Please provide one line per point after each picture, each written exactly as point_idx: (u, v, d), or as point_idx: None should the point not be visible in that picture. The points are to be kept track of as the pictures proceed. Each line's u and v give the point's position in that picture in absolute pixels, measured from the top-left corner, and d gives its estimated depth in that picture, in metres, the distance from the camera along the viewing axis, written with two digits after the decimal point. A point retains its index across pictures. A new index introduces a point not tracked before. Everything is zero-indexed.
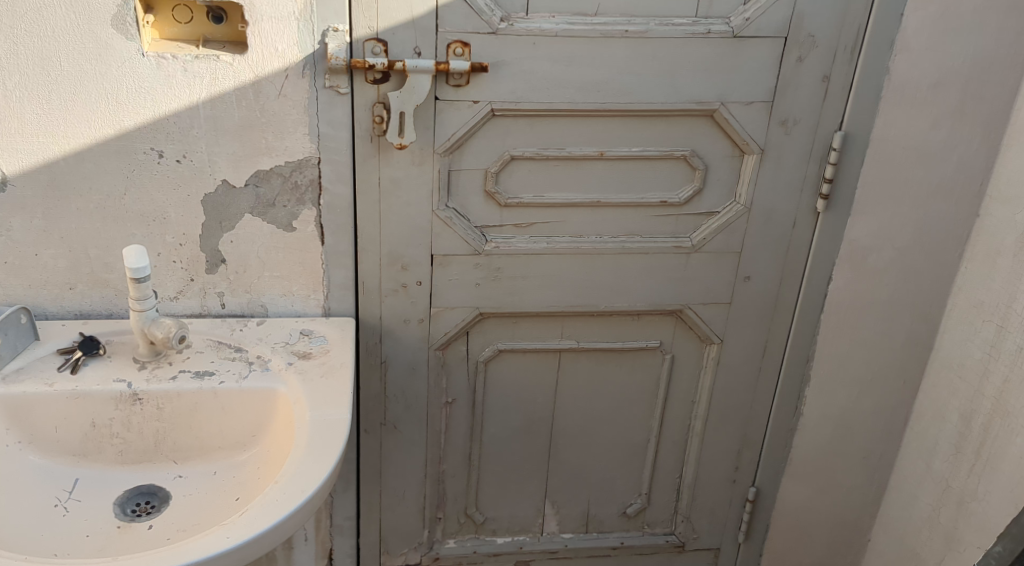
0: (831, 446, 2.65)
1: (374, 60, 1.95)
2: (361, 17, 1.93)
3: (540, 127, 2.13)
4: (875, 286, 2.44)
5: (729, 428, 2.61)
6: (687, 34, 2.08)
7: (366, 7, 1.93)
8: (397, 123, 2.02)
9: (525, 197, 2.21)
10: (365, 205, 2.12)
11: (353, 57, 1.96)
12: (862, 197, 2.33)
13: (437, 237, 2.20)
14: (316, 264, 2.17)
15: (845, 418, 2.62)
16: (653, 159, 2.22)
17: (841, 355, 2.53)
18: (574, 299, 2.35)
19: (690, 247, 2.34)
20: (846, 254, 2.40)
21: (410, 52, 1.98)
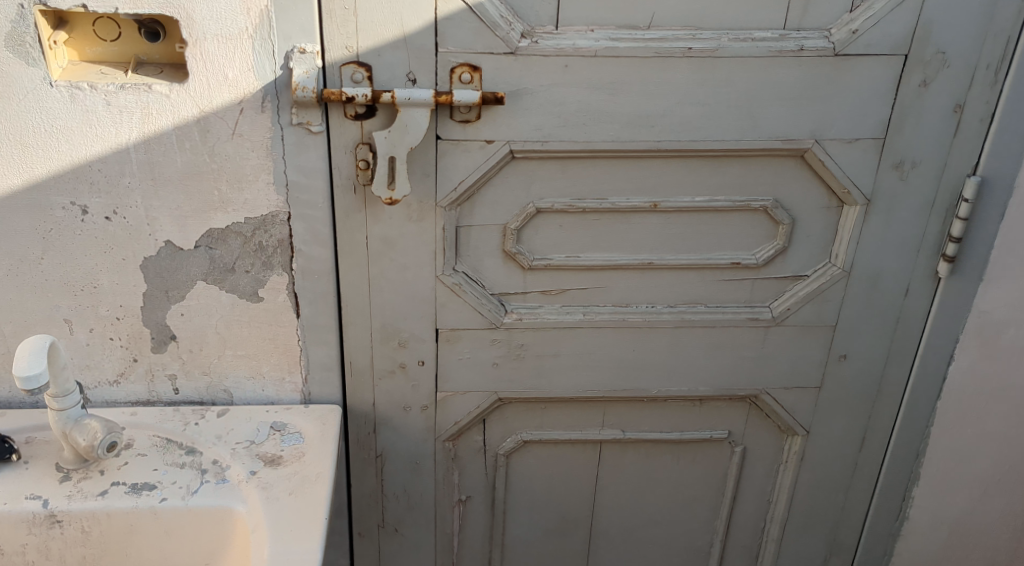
0: (943, 557, 2.11)
1: (350, 90, 1.47)
2: (336, 34, 1.47)
3: (574, 172, 1.65)
4: (1010, 368, 1.89)
5: (814, 533, 2.09)
6: (773, 52, 1.56)
7: (343, 21, 1.46)
8: (385, 170, 1.54)
9: (555, 258, 1.73)
10: (351, 268, 1.67)
11: (327, 87, 1.50)
12: (999, 259, 1.78)
13: (443, 307, 1.74)
14: (290, 340, 1.72)
15: (963, 525, 2.07)
16: (723, 211, 1.72)
17: (961, 450, 1.99)
18: (619, 382, 1.86)
19: (769, 320, 1.83)
20: (973, 329, 1.86)
21: (402, 78, 1.50)
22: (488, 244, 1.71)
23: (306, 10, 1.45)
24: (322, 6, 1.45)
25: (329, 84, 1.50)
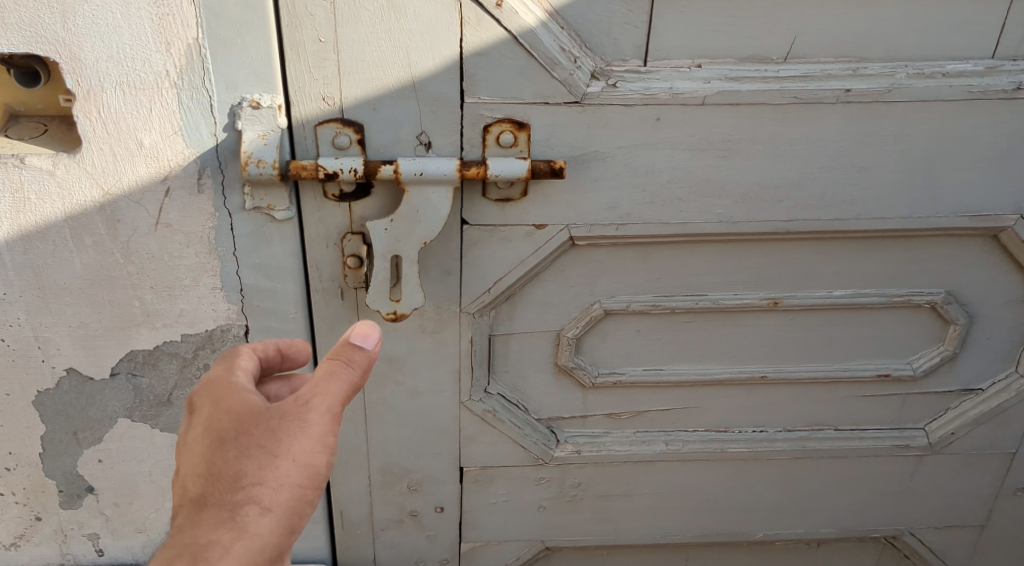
0: None
1: (329, 162, 0.97)
2: (307, 79, 0.95)
3: (662, 261, 1.13)
4: None
5: None
6: (973, 94, 1.04)
7: (318, 59, 0.94)
8: (385, 275, 1.01)
9: (629, 373, 1.21)
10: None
11: (297, 156, 0.98)
12: None
13: (470, 442, 1.23)
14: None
15: None
16: (872, 308, 1.20)
17: None
18: (711, 526, 1.36)
19: (924, 449, 1.32)
20: None
21: (411, 142, 0.99)
22: (534, 356, 1.18)
23: (260, 45, 0.93)
24: (284, 37, 0.93)
25: (299, 151, 0.98)
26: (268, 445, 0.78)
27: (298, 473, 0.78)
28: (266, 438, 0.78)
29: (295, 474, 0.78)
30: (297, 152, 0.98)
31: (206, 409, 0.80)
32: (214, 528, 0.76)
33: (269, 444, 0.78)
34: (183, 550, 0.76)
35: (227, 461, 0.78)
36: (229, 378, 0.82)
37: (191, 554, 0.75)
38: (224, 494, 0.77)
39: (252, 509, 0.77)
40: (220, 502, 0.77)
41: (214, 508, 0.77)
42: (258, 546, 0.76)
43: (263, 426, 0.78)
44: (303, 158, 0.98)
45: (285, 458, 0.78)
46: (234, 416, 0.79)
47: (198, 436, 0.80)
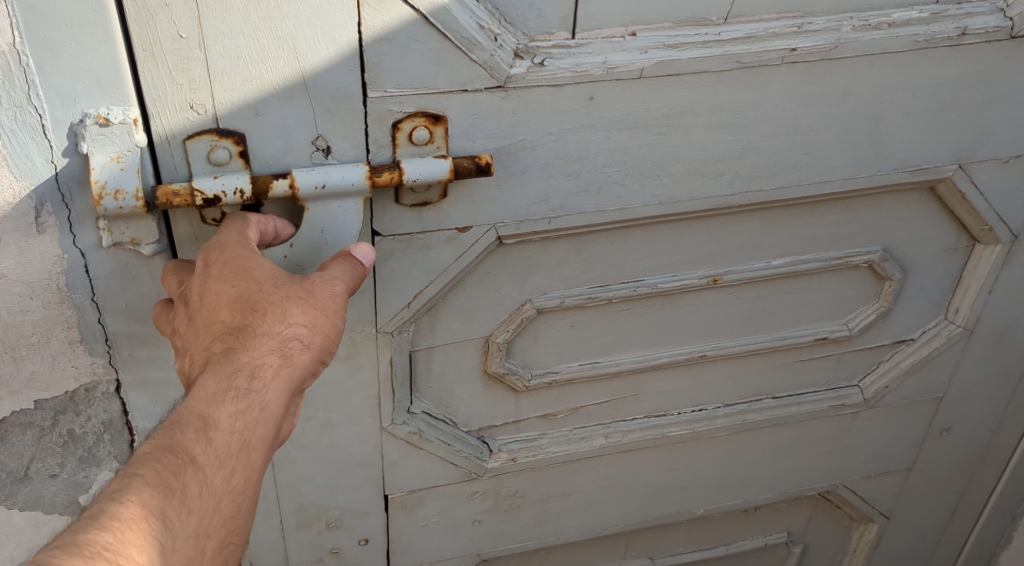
0: None
1: (206, 184, 0.77)
2: (168, 86, 0.75)
3: (598, 251, 1.01)
4: None
5: None
6: (919, 43, 0.95)
7: (180, 59, 0.74)
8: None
9: (564, 371, 1.09)
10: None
11: (164, 179, 0.78)
12: None
13: (395, 467, 1.09)
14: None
15: None
16: (810, 273, 1.13)
17: None
18: (652, 511, 1.28)
19: (859, 405, 1.28)
20: None
21: (305, 149, 0.81)
22: (460, 366, 1.05)
23: (102, 45, 0.73)
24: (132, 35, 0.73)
25: (165, 172, 0.78)
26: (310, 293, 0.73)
27: (335, 321, 0.73)
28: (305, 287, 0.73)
29: (331, 322, 0.73)
30: (163, 174, 0.78)
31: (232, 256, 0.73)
32: (264, 354, 0.70)
33: (309, 293, 0.73)
34: (234, 374, 0.69)
35: (271, 299, 0.71)
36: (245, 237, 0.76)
37: (243, 378, 0.69)
38: (270, 326, 0.71)
39: (297, 345, 0.71)
40: (266, 333, 0.71)
41: (261, 338, 0.70)
42: (301, 378, 0.72)
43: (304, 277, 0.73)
44: (172, 180, 0.78)
45: (324, 307, 0.73)
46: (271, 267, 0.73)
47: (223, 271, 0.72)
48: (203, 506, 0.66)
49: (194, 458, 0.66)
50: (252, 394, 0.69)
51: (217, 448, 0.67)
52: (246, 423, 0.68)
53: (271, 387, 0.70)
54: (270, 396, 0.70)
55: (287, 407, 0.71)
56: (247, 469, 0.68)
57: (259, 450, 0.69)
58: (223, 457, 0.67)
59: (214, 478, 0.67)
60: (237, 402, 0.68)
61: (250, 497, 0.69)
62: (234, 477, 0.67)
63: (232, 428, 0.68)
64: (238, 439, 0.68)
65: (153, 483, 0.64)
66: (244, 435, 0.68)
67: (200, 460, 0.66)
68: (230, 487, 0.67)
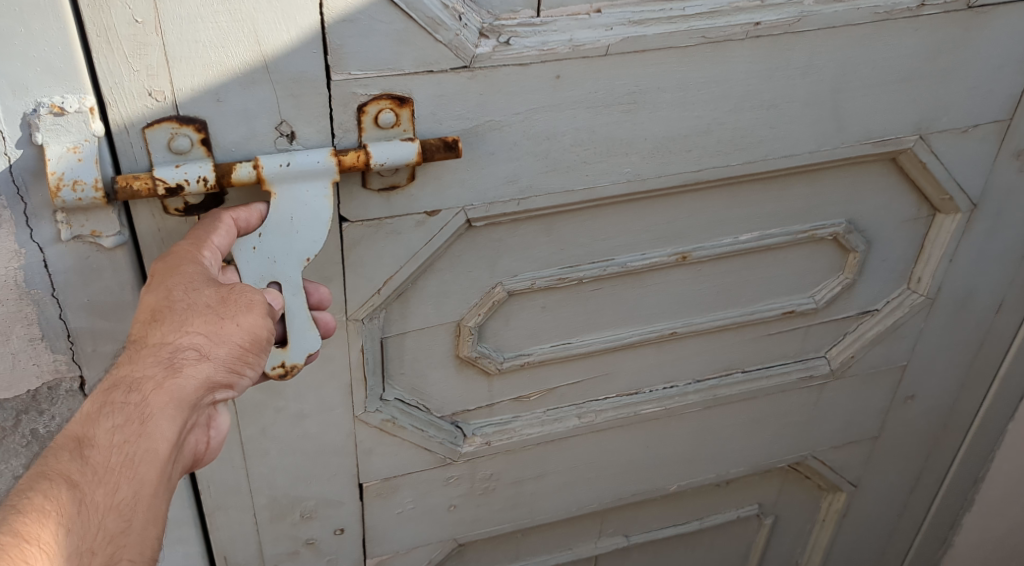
0: None
1: (168, 173, 0.76)
2: (125, 73, 0.73)
3: (567, 231, 1.00)
4: None
5: None
6: (880, 15, 0.96)
7: (137, 45, 0.72)
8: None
9: (536, 353, 1.09)
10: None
11: (124, 169, 0.76)
12: None
13: (369, 456, 1.08)
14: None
15: None
16: (777, 247, 1.13)
17: None
18: (627, 489, 1.29)
19: (826, 375, 1.29)
20: None
21: (269, 135, 0.79)
22: (432, 352, 1.04)
23: (55, 32, 0.70)
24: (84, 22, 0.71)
25: (124, 162, 0.76)
26: (212, 305, 0.72)
27: (239, 334, 0.72)
28: (205, 298, 0.72)
29: (240, 332, 0.72)
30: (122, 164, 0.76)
31: (157, 265, 0.74)
32: (152, 365, 0.69)
33: (211, 305, 0.72)
34: (119, 389, 0.68)
35: (169, 309, 0.71)
36: (200, 237, 0.76)
37: (125, 390, 0.68)
38: (164, 337, 0.70)
39: (192, 356, 0.70)
40: (158, 343, 0.70)
41: (153, 348, 0.70)
42: (196, 393, 0.70)
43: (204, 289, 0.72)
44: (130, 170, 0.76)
45: (226, 318, 0.72)
46: (175, 278, 0.73)
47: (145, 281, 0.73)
48: (80, 524, 0.64)
49: (69, 475, 0.64)
50: (137, 407, 0.68)
51: (94, 465, 0.65)
52: (129, 437, 0.67)
53: (155, 400, 0.68)
54: (159, 410, 0.68)
55: (180, 422, 0.69)
56: (133, 482, 0.66)
57: (144, 465, 0.67)
58: (102, 473, 0.65)
59: (94, 494, 0.65)
60: (117, 414, 0.67)
61: (140, 515, 0.67)
62: (117, 491, 0.65)
63: (111, 442, 0.66)
64: (119, 453, 0.66)
65: (27, 504, 0.62)
66: (126, 448, 0.66)
67: (77, 476, 0.65)
68: (113, 502, 0.65)
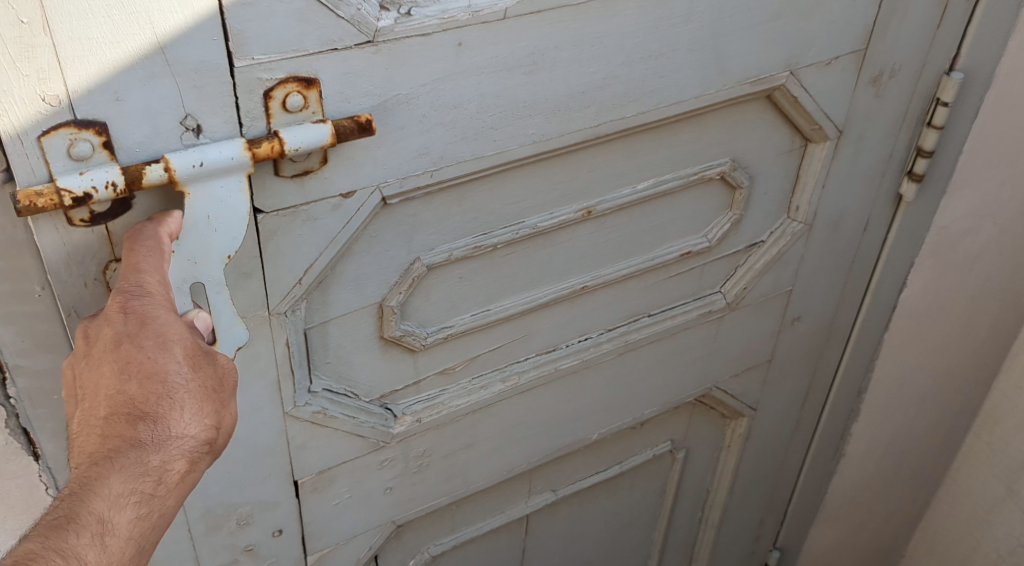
0: (875, 486, 1.87)
1: (73, 182, 0.71)
2: (16, 79, 0.67)
3: (478, 198, 1.01)
4: (961, 285, 1.60)
5: (753, 502, 1.78)
6: None
7: (25, 47, 0.67)
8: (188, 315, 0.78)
9: (457, 324, 1.09)
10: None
11: (21, 182, 0.71)
12: (968, 166, 1.43)
13: (303, 451, 1.06)
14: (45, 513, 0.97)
15: (898, 450, 1.82)
16: (670, 192, 1.18)
17: (906, 381, 1.70)
18: (552, 444, 1.32)
19: (723, 309, 1.36)
20: (929, 248, 1.52)
21: (175, 132, 0.75)
22: (356, 335, 1.02)
23: None
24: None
25: (19, 175, 0.70)
26: (219, 393, 0.73)
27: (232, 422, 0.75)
28: (212, 383, 0.73)
29: (231, 417, 0.75)
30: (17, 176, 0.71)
31: (145, 316, 0.70)
32: (175, 449, 0.69)
33: (218, 392, 0.73)
34: (142, 474, 0.67)
35: (185, 388, 0.70)
36: (164, 279, 0.73)
37: (150, 473, 0.67)
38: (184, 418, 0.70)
39: (203, 443, 0.71)
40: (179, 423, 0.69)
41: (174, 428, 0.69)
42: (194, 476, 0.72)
43: (211, 372, 0.73)
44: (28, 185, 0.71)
45: (226, 408, 0.74)
46: (183, 349, 0.71)
47: (137, 338, 0.69)
48: None
49: (94, 552, 0.64)
50: (156, 492, 0.68)
51: (115, 547, 0.65)
52: (146, 521, 0.67)
53: (171, 487, 0.69)
54: (170, 496, 0.69)
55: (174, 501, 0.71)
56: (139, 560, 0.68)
57: (149, 547, 0.68)
58: (121, 555, 0.66)
59: None
60: (142, 498, 0.67)
61: None
62: None
63: (132, 523, 0.66)
64: (137, 535, 0.67)
65: None
66: (142, 532, 0.67)
67: (100, 555, 0.64)
68: None
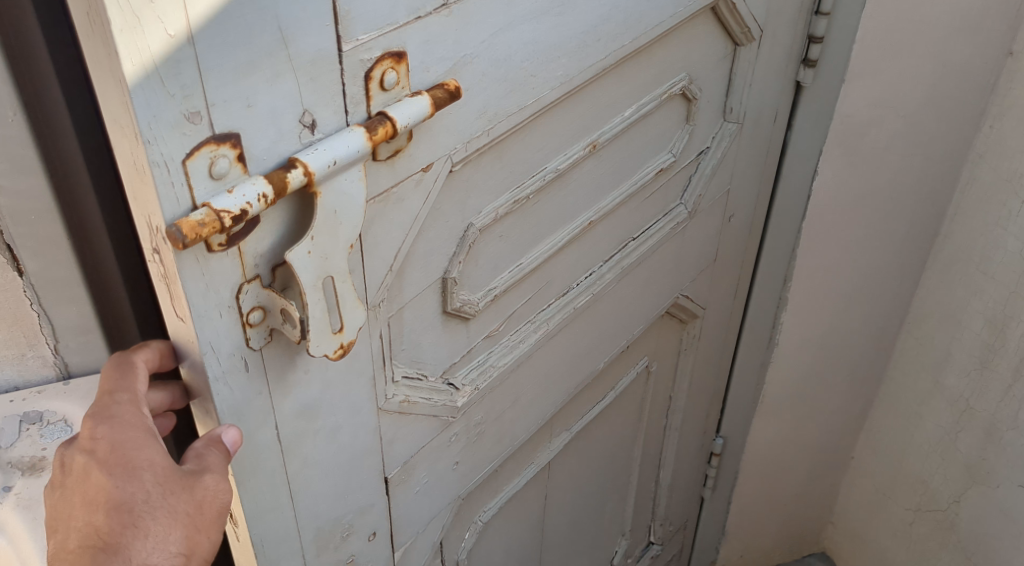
0: (810, 373, 2.10)
1: (226, 202, 0.66)
2: (164, 97, 0.63)
3: (515, 150, 1.01)
4: (870, 170, 1.76)
5: (704, 392, 1.93)
6: None
7: (176, 60, 0.62)
8: (324, 310, 0.76)
9: (501, 283, 1.09)
10: (256, 477, 0.87)
11: (171, 214, 0.65)
12: (865, 54, 1.58)
13: (392, 445, 1.03)
14: (33, 335, 1.05)
15: (829, 338, 2.03)
16: (647, 114, 1.22)
17: (826, 267, 1.91)
18: (571, 385, 1.36)
19: (687, 217, 1.44)
20: (835, 136, 1.68)
21: (297, 131, 0.71)
22: (425, 315, 1.00)
23: None
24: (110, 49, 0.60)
25: (165, 206, 0.65)
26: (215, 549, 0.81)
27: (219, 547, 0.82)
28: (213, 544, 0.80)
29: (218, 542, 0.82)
30: (156, 213, 0.66)
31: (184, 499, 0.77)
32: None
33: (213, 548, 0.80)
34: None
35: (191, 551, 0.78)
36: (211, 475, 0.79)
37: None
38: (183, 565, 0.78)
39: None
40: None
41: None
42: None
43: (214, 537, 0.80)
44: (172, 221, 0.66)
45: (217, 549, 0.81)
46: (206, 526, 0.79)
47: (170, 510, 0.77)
48: None
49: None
50: None
51: None
52: None
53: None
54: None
55: None
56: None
57: None
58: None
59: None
60: None
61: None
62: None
63: None
64: None
65: None
66: None
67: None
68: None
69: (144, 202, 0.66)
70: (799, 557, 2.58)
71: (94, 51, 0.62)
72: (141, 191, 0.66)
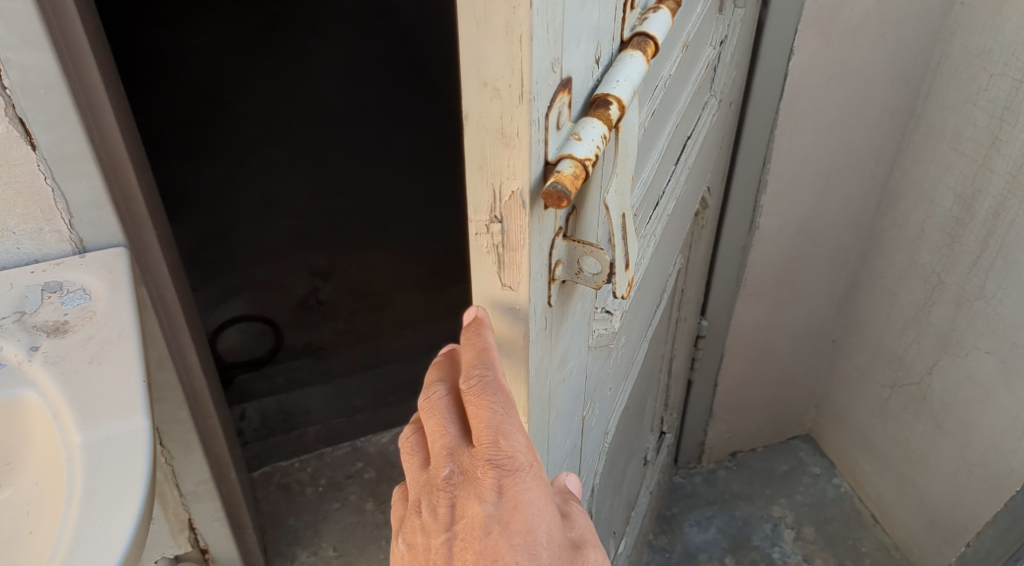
0: (792, 250, 2.45)
1: (586, 149, 1.08)
2: (544, 55, 1.04)
3: (651, 76, 1.37)
4: (843, 50, 2.10)
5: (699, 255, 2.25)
6: None
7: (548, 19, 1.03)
8: (623, 243, 1.20)
9: (640, 196, 1.46)
10: (546, 396, 1.28)
11: (546, 167, 1.09)
12: None
13: (592, 349, 1.43)
14: (50, 209, 1.61)
15: (808, 220, 2.40)
16: (702, 19, 1.59)
17: (805, 147, 2.25)
18: (656, 256, 1.73)
19: (716, 93, 1.85)
20: (814, 14, 2.01)
21: (593, 73, 1.14)
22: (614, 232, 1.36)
23: (496, 40, 1.03)
24: (522, 32, 1.02)
25: (541, 158, 1.08)
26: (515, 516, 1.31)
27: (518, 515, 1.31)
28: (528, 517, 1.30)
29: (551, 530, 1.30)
30: (520, 181, 1.08)
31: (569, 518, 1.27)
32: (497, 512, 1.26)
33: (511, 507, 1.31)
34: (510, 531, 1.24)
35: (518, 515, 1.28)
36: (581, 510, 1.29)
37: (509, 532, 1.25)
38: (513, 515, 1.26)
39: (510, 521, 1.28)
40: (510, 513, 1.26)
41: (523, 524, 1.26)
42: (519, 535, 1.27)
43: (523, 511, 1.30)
44: (532, 188, 1.09)
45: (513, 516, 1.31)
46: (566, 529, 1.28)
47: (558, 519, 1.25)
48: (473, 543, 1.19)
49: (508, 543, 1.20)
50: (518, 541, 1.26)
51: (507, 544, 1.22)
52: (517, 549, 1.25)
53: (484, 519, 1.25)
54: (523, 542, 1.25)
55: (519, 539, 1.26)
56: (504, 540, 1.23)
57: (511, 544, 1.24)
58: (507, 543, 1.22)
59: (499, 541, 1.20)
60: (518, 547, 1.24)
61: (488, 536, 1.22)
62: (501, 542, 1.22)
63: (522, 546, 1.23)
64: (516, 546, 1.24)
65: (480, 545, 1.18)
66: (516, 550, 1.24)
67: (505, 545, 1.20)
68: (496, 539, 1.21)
69: (506, 167, 1.08)
70: (786, 439, 3.00)
71: (497, 18, 1.02)
72: (507, 156, 1.08)
